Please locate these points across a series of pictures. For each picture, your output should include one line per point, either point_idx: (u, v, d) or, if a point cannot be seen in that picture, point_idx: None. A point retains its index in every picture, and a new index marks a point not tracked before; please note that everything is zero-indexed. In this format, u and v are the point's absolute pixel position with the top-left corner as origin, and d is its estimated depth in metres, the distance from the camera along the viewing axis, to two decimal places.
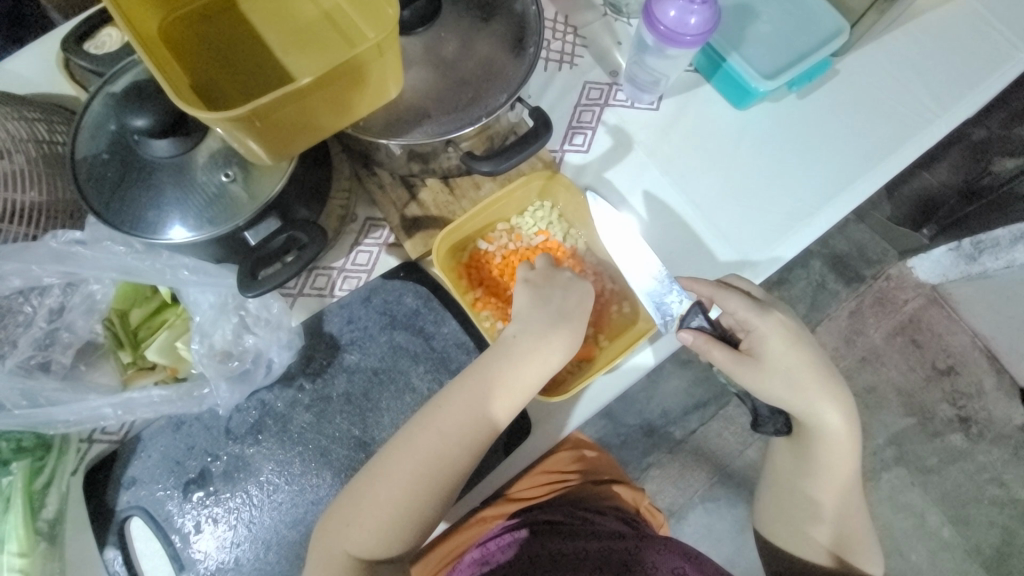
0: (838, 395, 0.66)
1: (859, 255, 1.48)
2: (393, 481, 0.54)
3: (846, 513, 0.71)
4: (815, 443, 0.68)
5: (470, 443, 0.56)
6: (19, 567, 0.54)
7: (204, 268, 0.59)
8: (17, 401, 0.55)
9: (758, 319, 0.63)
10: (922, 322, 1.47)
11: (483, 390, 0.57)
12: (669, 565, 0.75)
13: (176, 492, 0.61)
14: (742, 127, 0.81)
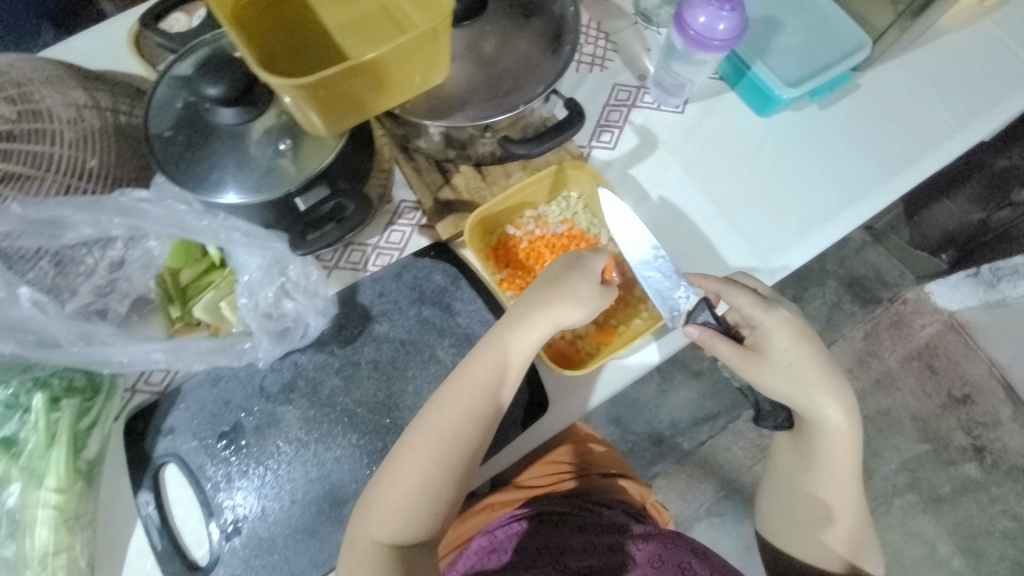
0: (845, 395, 0.66)
1: (876, 278, 1.48)
2: (413, 465, 0.58)
3: (850, 514, 0.71)
4: (819, 444, 0.68)
5: (482, 420, 0.60)
6: (54, 502, 0.56)
7: (254, 232, 0.63)
8: (74, 341, 0.58)
9: (764, 316, 0.65)
10: (936, 347, 1.46)
11: (490, 372, 0.60)
12: (676, 559, 0.75)
13: (210, 442, 0.64)
14: (763, 133, 0.84)
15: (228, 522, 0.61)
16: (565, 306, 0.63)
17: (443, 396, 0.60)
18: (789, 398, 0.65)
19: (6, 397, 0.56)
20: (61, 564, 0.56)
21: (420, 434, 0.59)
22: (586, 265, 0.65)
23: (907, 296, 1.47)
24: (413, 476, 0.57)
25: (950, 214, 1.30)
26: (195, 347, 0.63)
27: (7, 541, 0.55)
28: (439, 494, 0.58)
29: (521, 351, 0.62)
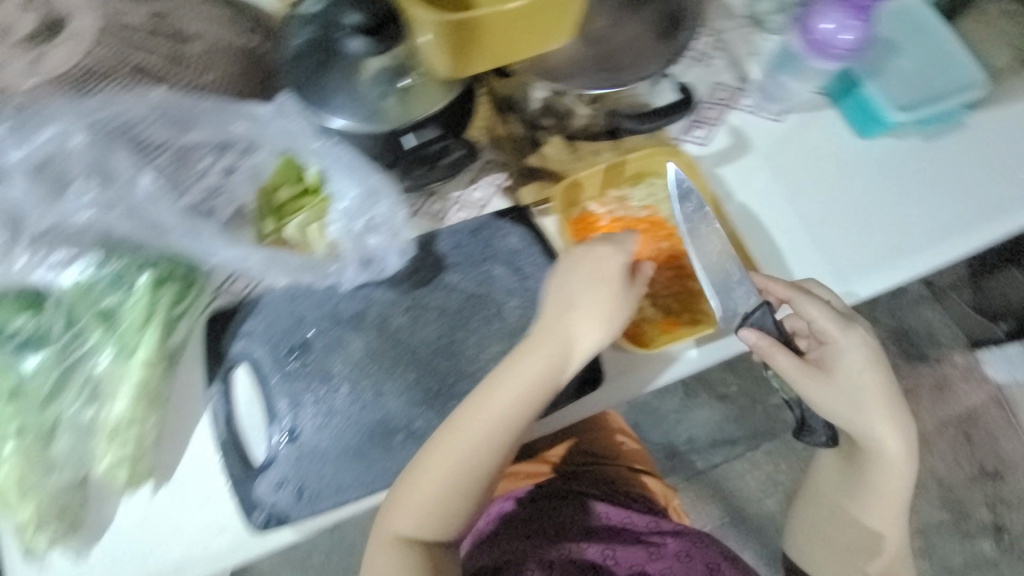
0: (903, 424, 0.65)
1: (925, 335, 1.44)
2: (438, 479, 0.59)
3: (887, 539, 0.71)
4: (872, 469, 0.67)
5: (512, 430, 0.60)
6: (140, 377, 0.60)
7: (353, 159, 0.67)
8: (183, 232, 0.61)
9: (835, 337, 0.64)
10: (977, 417, 1.35)
11: (524, 385, 0.60)
12: (703, 559, 0.80)
13: (280, 353, 0.68)
14: (859, 154, 0.83)
15: (286, 428, 0.65)
16: (589, 324, 0.61)
17: (466, 415, 0.60)
18: (852, 422, 0.65)
19: (114, 270, 0.59)
20: (134, 436, 0.60)
21: (445, 448, 0.59)
22: (615, 286, 0.61)
23: (956, 359, 1.41)
24: (442, 483, 0.59)
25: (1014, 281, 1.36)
26: (292, 261, 0.67)
27: (90, 403, 0.59)
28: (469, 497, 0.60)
29: (554, 364, 0.60)
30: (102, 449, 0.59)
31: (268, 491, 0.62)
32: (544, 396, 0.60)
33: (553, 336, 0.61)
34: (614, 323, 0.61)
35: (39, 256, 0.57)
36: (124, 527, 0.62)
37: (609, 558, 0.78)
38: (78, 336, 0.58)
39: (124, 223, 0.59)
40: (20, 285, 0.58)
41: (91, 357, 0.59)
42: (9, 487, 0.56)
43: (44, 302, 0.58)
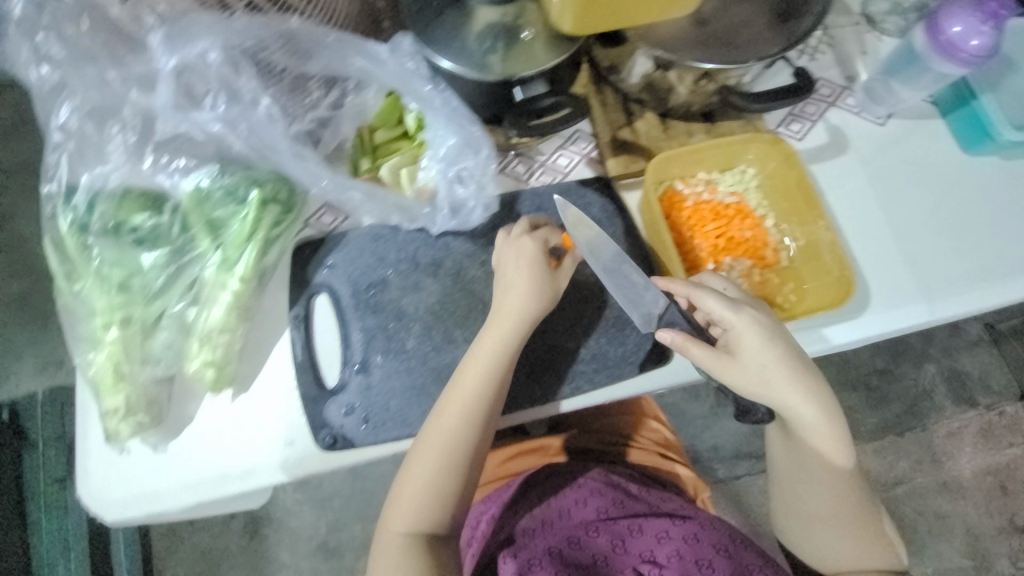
0: (811, 382, 0.62)
1: (979, 379, 1.37)
2: (426, 467, 0.61)
3: (870, 525, 0.66)
4: (816, 455, 0.64)
5: (478, 413, 0.61)
6: (236, 290, 0.63)
7: (457, 110, 0.66)
8: (286, 152, 0.61)
9: (719, 307, 0.63)
10: (1016, 470, 1.34)
11: (473, 369, 0.62)
12: (714, 542, 0.69)
13: (359, 288, 0.70)
14: (962, 170, 0.79)
15: (357, 361, 0.67)
16: (518, 298, 0.64)
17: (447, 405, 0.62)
18: (744, 388, 0.62)
19: (227, 185, 0.62)
20: (223, 343, 0.63)
21: (429, 437, 0.61)
22: (509, 261, 0.66)
23: (1007, 410, 1.36)
24: (427, 472, 0.61)
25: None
26: (390, 197, 0.68)
27: (193, 304, 0.63)
28: (448, 485, 0.61)
29: (501, 341, 0.63)
30: (194, 350, 0.63)
31: (337, 414, 0.65)
32: (491, 376, 0.62)
33: (495, 316, 0.64)
34: (532, 287, 0.64)
35: (163, 160, 0.61)
36: (200, 429, 0.65)
37: (616, 549, 0.70)
38: (189, 241, 0.63)
39: (236, 142, 0.60)
40: (142, 186, 0.61)
41: (198, 262, 0.63)
42: (109, 371, 0.60)
43: (162, 205, 0.62)
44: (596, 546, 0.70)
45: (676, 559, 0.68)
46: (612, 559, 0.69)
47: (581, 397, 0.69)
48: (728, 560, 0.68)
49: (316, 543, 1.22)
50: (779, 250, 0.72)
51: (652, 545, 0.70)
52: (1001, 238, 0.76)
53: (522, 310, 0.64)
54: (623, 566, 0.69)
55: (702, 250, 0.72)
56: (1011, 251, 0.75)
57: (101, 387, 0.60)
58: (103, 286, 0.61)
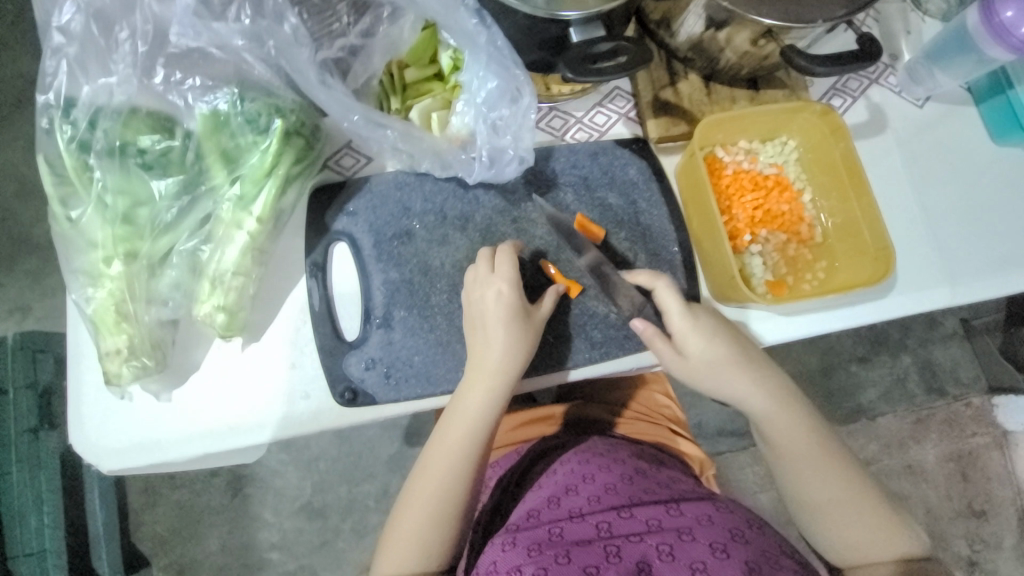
0: (758, 367, 0.63)
1: (949, 371, 1.35)
2: (421, 504, 0.60)
3: (878, 505, 0.62)
4: (779, 440, 0.63)
5: (462, 474, 0.60)
6: (251, 231, 0.58)
7: (501, 48, 0.60)
8: (314, 82, 0.56)
9: (664, 308, 0.63)
10: (978, 457, 1.34)
11: (456, 426, 0.61)
12: (726, 525, 0.60)
13: (382, 238, 0.66)
14: (991, 159, 0.78)
15: (380, 315, 0.64)
16: (499, 355, 0.60)
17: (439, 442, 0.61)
18: (704, 387, 0.63)
19: (246, 114, 0.56)
20: (236, 287, 0.58)
21: (425, 477, 0.61)
22: (481, 308, 0.61)
23: (973, 401, 1.35)
24: (413, 533, 0.60)
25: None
26: (427, 138, 0.62)
27: (206, 242, 0.59)
28: (435, 546, 0.60)
29: (483, 400, 0.60)
30: (205, 292, 0.58)
31: (357, 367, 0.62)
32: (473, 436, 0.60)
33: (474, 371, 0.61)
34: (509, 337, 0.60)
35: (176, 78, 0.54)
36: (207, 377, 0.61)
37: (621, 517, 0.62)
38: (203, 172, 0.57)
39: (260, 66, 0.54)
40: (152, 105, 0.55)
41: (212, 196, 0.58)
42: (112, 309, 0.55)
43: (174, 129, 0.56)
44: (599, 515, 0.62)
45: (687, 536, 0.59)
46: (615, 527, 0.61)
47: (608, 363, 0.68)
48: (744, 543, 0.58)
49: (301, 503, 1.16)
50: (814, 226, 0.71)
51: (661, 516, 0.61)
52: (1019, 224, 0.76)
53: (502, 366, 0.60)
54: (627, 532, 0.60)
55: (740, 220, 0.69)
56: None
57: (100, 326, 0.55)
58: (105, 215, 0.55)
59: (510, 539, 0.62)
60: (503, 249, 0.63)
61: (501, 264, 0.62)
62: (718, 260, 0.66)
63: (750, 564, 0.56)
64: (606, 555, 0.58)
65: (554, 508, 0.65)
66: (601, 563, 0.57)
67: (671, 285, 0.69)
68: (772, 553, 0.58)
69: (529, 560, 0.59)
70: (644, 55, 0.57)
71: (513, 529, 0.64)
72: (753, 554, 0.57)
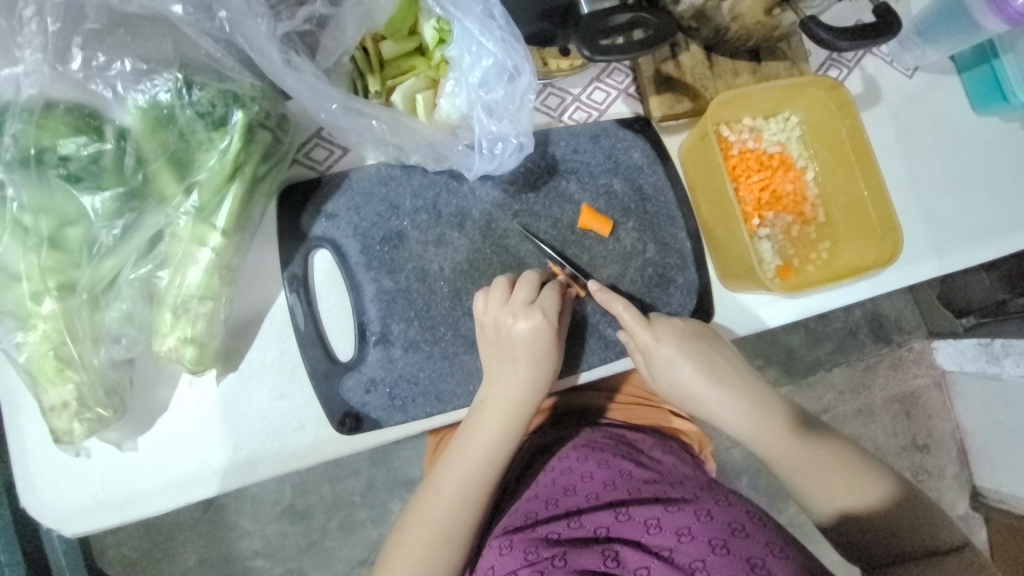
0: (722, 373, 0.62)
1: (895, 319, 1.29)
2: (424, 528, 0.55)
3: (871, 482, 0.61)
4: (757, 444, 0.62)
5: (477, 503, 0.56)
6: (217, 246, 0.49)
7: (492, 16, 0.51)
8: (276, 64, 0.46)
9: (630, 327, 0.60)
10: (920, 397, 1.30)
11: (476, 454, 0.56)
12: (726, 518, 0.57)
13: (370, 241, 0.58)
14: (972, 129, 0.78)
15: (377, 332, 0.57)
16: (523, 381, 0.56)
17: (451, 465, 0.56)
18: (675, 400, 0.63)
19: (199, 106, 0.46)
20: (204, 314, 0.50)
21: (435, 500, 0.56)
22: (513, 340, 0.56)
23: (914, 345, 1.30)
24: (416, 561, 0.54)
25: (978, 286, 1.17)
26: (418, 128, 0.54)
27: (163, 266, 0.49)
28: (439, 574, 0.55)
29: (503, 429, 0.56)
30: (166, 324, 0.49)
31: (357, 392, 0.56)
32: (493, 465, 0.56)
33: (496, 399, 0.56)
34: (537, 369, 0.56)
35: (99, 62, 0.43)
36: (180, 417, 0.53)
37: (619, 519, 0.58)
38: (149, 181, 0.46)
39: (207, 43, 0.45)
40: (70, 99, 0.43)
41: (164, 210, 0.48)
42: (51, 356, 0.46)
43: (102, 128, 0.44)
44: (596, 518, 0.58)
45: (686, 534, 0.55)
46: (614, 530, 0.57)
47: (619, 360, 0.65)
48: (744, 539, 0.55)
49: (283, 508, 1.08)
50: (817, 205, 0.69)
51: (659, 513, 0.58)
52: (997, 194, 0.78)
53: (527, 394, 0.57)
54: (627, 535, 0.57)
55: (747, 203, 0.67)
56: (1009, 208, 0.78)
57: (39, 376, 0.46)
58: (27, 241, 0.44)
59: (508, 540, 0.59)
60: (551, 283, 0.58)
61: (541, 295, 0.57)
62: (731, 246, 0.64)
63: (750, 560, 0.53)
64: (604, 559, 0.55)
65: (552, 509, 0.61)
66: (600, 567, 0.55)
67: (683, 275, 0.65)
68: (775, 545, 0.55)
69: (525, 563, 0.56)
70: (667, 30, 0.51)
71: (509, 529, 0.60)
72: (753, 549, 0.55)
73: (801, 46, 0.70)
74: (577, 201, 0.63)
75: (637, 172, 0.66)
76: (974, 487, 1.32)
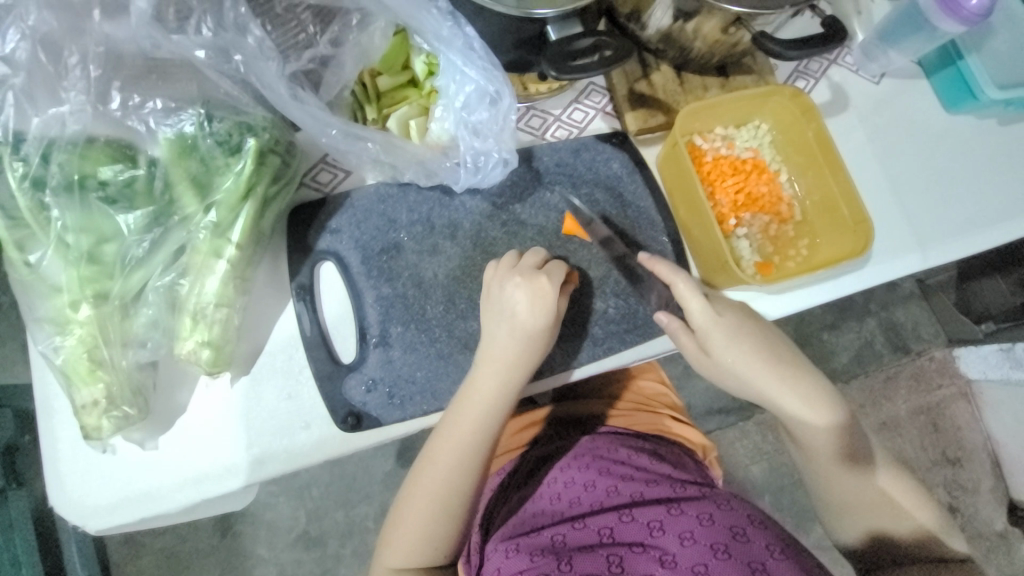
0: (785, 370, 0.63)
1: (910, 328, 1.28)
2: (426, 483, 0.58)
3: (902, 501, 0.62)
4: (811, 442, 0.63)
5: (474, 470, 0.58)
6: (232, 257, 0.55)
7: (473, 48, 0.57)
8: (284, 98, 0.53)
9: (685, 302, 0.62)
10: (945, 408, 1.27)
11: (471, 424, 0.58)
12: (728, 522, 0.58)
13: (370, 252, 0.63)
14: (946, 129, 0.82)
15: (376, 334, 0.61)
16: (514, 340, 0.59)
17: (448, 423, 0.59)
18: (727, 383, 0.64)
19: (218, 135, 0.53)
20: (220, 319, 0.55)
21: (434, 459, 0.58)
22: (508, 306, 0.59)
23: (934, 354, 1.27)
24: (416, 521, 0.58)
25: (995, 292, 1.15)
26: (410, 148, 0.60)
27: (184, 275, 0.55)
28: (438, 531, 0.58)
29: (498, 386, 0.59)
30: (186, 329, 0.55)
31: (358, 390, 0.60)
32: (489, 424, 0.58)
33: (491, 360, 0.59)
34: (531, 330, 0.59)
35: (134, 101, 0.50)
36: (196, 417, 0.57)
37: (623, 521, 0.59)
38: (173, 202, 0.53)
39: (226, 83, 0.52)
40: (109, 133, 0.51)
41: (186, 226, 0.54)
42: (84, 358, 0.51)
43: (135, 157, 0.52)
44: (600, 520, 0.60)
45: (688, 538, 0.56)
46: (618, 532, 0.59)
47: (613, 357, 0.68)
48: (744, 543, 0.56)
49: (298, 532, 1.10)
50: (792, 205, 0.73)
51: (662, 516, 0.59)
52: (977, 191, 0.80)
53: (519, 353, 0.59)
54: (632, 539, 0.58)
55: (724, 205, 0.71)
56: (990, 203, 0.80)
57: (73, 378, 0.52)
58: (68, 256, 0.51)
59: (513, 544, 0.60)
60: (556, 258, 0.62)
61: (548, 265, 0.61)
62: (708, 245, 0.67)
63: (751, 564, 0.54)
64: (608, 564, 0.56)
65: (556, 516, 0.63)
66: (605, 573, 0.56)
67: None
68: (775, 548, 0.56)
69: (530, 567, 0.57)
70: (624, 49, 0.58)
71: (512, 535, 0.61)
72: (754, 553, 0.55)
73: (766, 61, 0.76)
74: (562, 211, 0.68)
75: (617, 182, 0.70)
76: (1012, 502, 1.26)
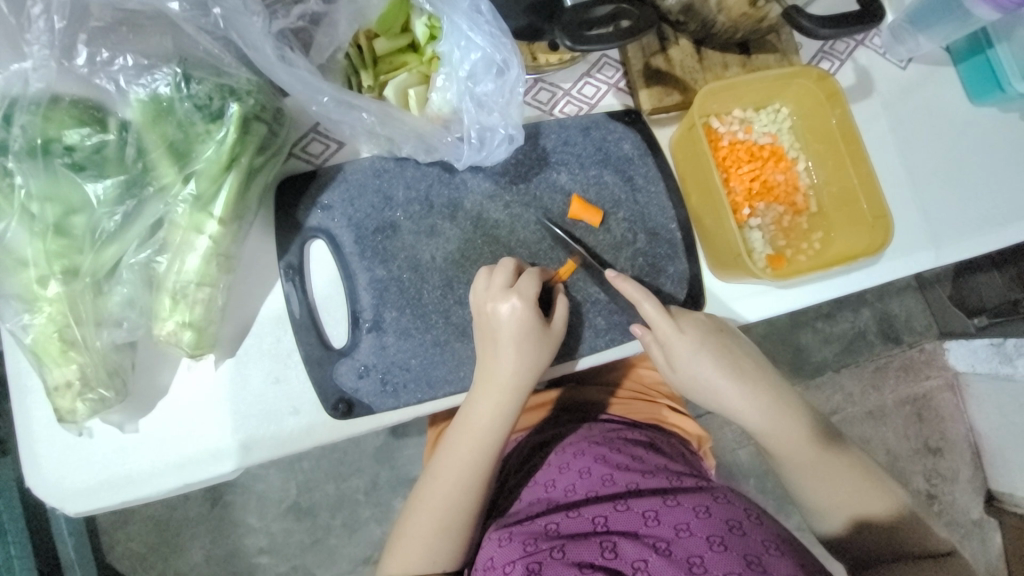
0: (744, 372, 0.62)
1: (905, 320, 1.27)
2: (428, 504, 0.57)
3: (879, 491, 0.61)
4: (773, 443, 0.62)
5: (475, 487, 0.57)
6: (213, 233, 0.51)
7: (478, 10, 0.52)
8: (271, 57, 0.48)
9: (650, 319, 0.60)
10: (932, 399, 1.27)
11: (467, 443, 0.57)
12: (722, 515, 0.56)
13: (363, 231, 0.59)
14: (969, 121, 0.78)
15: (369, 319, 0.58)
16: (513, 361, 0.57)
17: (448, 447, 0.58)
18: (694, 391, 0.63)
19: (197, 98, 0.48)
20: (202, 299, 0.52)
21: (437, 481, 0.57)
22: (498, 324, 0.56)
23: (925, 346, 1.27)
24: (419, 543, 0.56)
25: (990, 287, 1.15)
26: (408, 119, 0.56)
27: (161, 252, 0.51)
28: (445, 551, 0.57)
29: (500, 408, 0.57)
30: (165, 308, 0.51)
31: (350, 377, 0.57)
32: (490, 446, 0.57)
33: (489, 382, 0.57)
34: (527, 348, 0.57)
35: (102, 57, 0.46)
36: (179, 400, 0.55)
37: (617, 510, 0.57)
38: (148, 170, 0.49)
39: (204, 39, 0.47)
40: (76, 93, 0.46)
41: (163, 198, 0.50)
42: (55, 337, 0.48)
43: (105, 120, 0.47)
44: (594, 509, 0.57)
45: (683, 529, 0.54)
46: (612, 521, 0.56)
47: (613, 349, 0.65)
48: (740, 536, 0.54)
49: (288, 504, 1.09)
50: (808, 196, 0.70)
51: (657, 507, 0.57)
52: (997, 187, 0.77)
53: (519, 375, 0.57)
54: (625, 527, 0.55)
55: (738, 193, 0.68)
56: (1009, 200, 0.77)
57: (44, 356, 0.49)
58: (33, 227, 0.47)
59: (507, 532, 0.57)
60: (529, 270, 0.58)
61: (519, 282, 0.57)
62: (721, 235, 0.64)
63: (747, 557, 0.52)
64: (602, 551, 0.53)
65: (552, 504, 0.60)
66: (599, 560, 0.53)
67: (674, 266, 0.66)
68: (771, 544, 0.54)
69: (524, 556, 0.54)
70: (645, 20, 0.53)
71: (509, 523, 0.59)
72: (750, 545, 0.53)
73: (792, 39, 0.71)
74: (567, 193, 0.65)
75: (627, 164, 0.66)
76: (989, 491, 1.28)
